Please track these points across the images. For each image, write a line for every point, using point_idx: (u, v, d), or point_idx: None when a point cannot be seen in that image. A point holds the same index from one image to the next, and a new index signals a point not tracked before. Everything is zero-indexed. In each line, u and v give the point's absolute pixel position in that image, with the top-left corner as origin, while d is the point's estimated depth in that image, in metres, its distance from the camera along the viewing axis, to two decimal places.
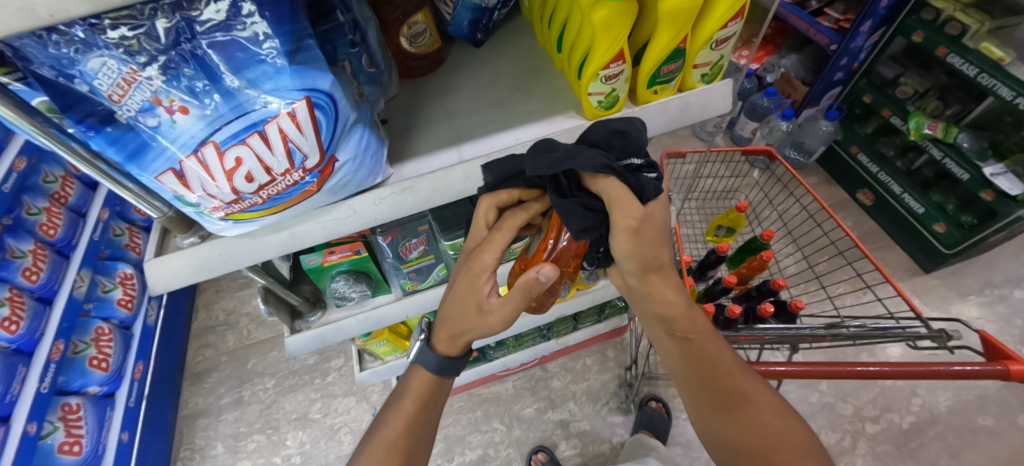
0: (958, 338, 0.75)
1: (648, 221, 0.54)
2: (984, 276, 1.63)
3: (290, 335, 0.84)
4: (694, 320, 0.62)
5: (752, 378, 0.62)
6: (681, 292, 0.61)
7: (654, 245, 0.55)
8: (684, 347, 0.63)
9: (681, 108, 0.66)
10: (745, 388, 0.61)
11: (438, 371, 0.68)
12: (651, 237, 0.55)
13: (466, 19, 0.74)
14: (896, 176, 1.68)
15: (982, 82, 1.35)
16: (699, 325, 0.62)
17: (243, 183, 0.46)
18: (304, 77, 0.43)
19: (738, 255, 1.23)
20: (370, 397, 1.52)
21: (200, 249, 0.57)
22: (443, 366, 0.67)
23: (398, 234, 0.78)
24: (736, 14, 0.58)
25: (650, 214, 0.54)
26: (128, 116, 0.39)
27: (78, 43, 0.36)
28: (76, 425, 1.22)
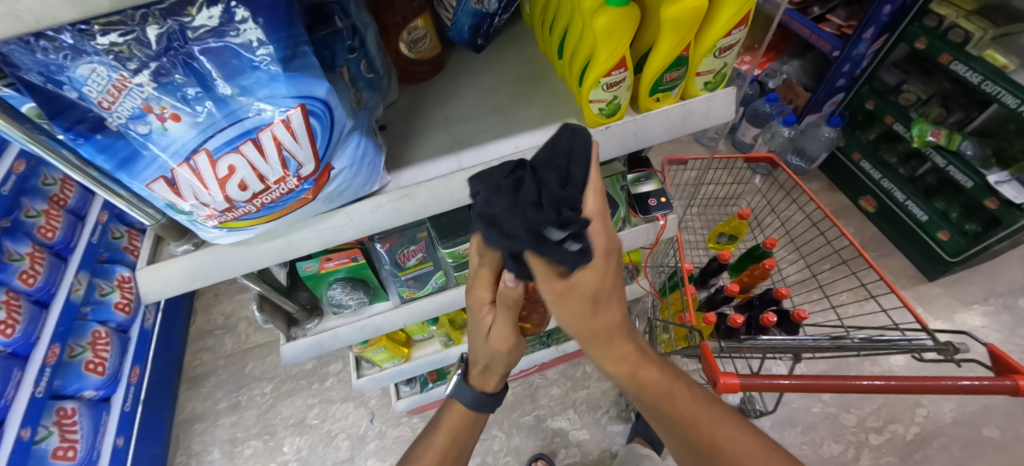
0: (965, 351, 0.74)
1: (574, 292, 0.52)
2: (988, 284, 1.61)
3: (287, 343, 0.83)
4: (640, 382, 0.64)
5: (719, 422, 0.64)
6: (627, 356, 0.62)
7: (585, 312, 0.54)
8: (647, 401, 0.66)
9: (683, 116, 0.65)
10: (715, 435, 0.63)
11: (472, 405, 0.77)
12: (580, 306, 0.54)
13: (466, 24, 0.73)
14: (899, 184, 1.67)
15: (987, 90, 1.34)
16: (651, 381, 0.64)
17: (237, 191, 0.44)
18: (298, 84, 0.42)
19: (740, 263, 1.22)
20: (367, 403, 1.51)
21: (194, 257, 0.56)
22: (478, 401, 0.77)
23: (396, 241, 0.77)
24: (740, 22, 0.57)
25: (577, 284, 0.52)
26: (119, 124, 0.38)
27: (67, 50, 0.35)
28: (70, 430, 1.21)
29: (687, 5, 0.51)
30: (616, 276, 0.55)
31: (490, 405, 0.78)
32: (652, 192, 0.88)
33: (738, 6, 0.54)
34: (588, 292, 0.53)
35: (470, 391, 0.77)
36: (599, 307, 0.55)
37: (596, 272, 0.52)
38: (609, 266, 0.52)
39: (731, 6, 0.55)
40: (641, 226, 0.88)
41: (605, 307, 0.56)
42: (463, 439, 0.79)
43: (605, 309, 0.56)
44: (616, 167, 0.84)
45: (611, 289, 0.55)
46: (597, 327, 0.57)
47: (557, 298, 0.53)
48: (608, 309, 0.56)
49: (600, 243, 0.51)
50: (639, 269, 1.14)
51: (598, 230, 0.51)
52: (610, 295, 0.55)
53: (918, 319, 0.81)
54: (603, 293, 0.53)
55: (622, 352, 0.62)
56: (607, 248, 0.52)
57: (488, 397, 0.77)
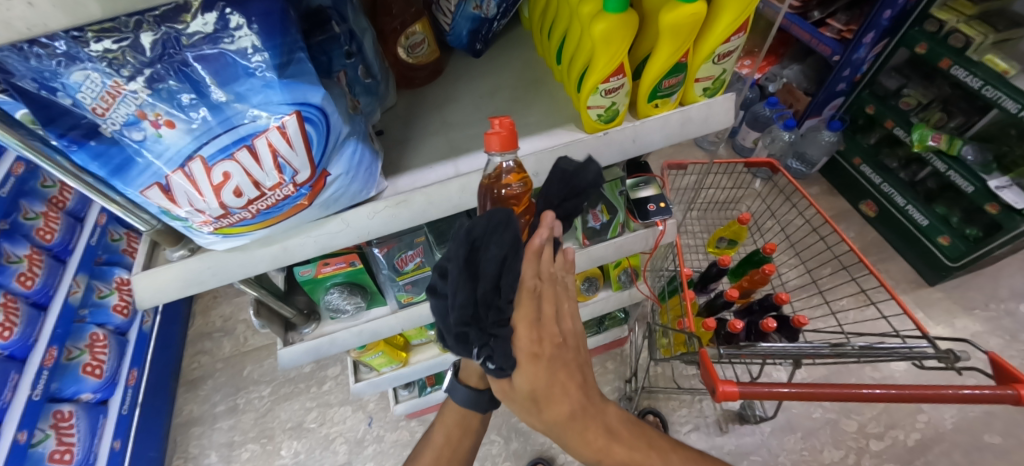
0: (966, 359, 0.74)
1: (515, 389, 0.55)
2: (989, 289, 1.61)
3: (283, 347, 0.82)
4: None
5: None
6: (595, 435, 0.59)
7: (530, 408, 0.55)
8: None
9: (681, 122, 0.65)
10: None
11: (469, 404, 0.77)
12: (524, 404, 0.55)
13: (465, 28, 0.73)
14: (900, 188, 1.67)
15: (987, 95, 1.33)
16: (622, 465, 0.61)
17: (232, 198, 0.44)
18: (294, 91, 0.41)
19: (740, 268, 1.21)
20: (366, 407, 1.50)
21: (189, 263, 0.55)
22: (471, 398, 0.76)
23: (394, 245, 0.78)
24: (739, 28, 0.56)
25: (512, 386, 0.54)
26: (113, 130, 0.38)
27: (60, 57, 0.35)
28: (67, 433, 1.21)
29: (685, 11, 0.51)
30: (553, 373, 0.53)
31: (482, 404, 0.77)
32: (651, 197, 0.88)
33: (737, 12, 0.54)
34: (524, 393, 0.54)
35: (463, 391, 0.76)
36: (540, 403, 0.55)
37: (527, 375, 0.52)
38: (537, 370, 0.52)
39: (730, 13, 0.54)
40: (640, 231, 0.87)
41: (551, 404, 0.55)
42: (459, 439, 0.81)
43: (551, 405, 0.55)
44: (615, 171, 0.84)
45: (549, 387, 0.54)
46: (548, 420, 0.56)
47: (504, 395, 0.57)
48: (554, 403, 0.55)
49: (523, 350, 0.51)
50: (639, 274, 1.13)
51: (522, 337, 0.51)
52: (551, 392, 0.54)
53: (919, 327, 0.80)
54: (540, 389, 0.54)
55: (586, 439, 0.58)
56: (535, 351, 0.52)
57: (479, 395, 0.76)
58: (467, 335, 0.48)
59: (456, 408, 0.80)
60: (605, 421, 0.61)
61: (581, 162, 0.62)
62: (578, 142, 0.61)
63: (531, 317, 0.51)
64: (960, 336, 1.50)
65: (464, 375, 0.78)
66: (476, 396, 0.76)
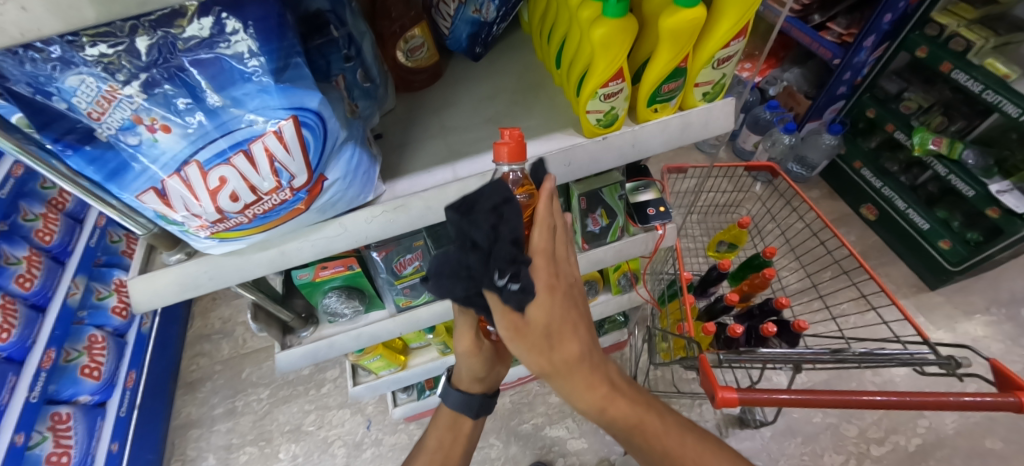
0: (967, 366, 0.73)
1: (528, 327, 0.55)
2: (990, 293, 1.60)
3: (281, 351, 0.82)
4: (609, 415, 0.65)
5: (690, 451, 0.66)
6: (597, 379, 0.63)
7: (543, 346, 0.56)
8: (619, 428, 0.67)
9: (681, 127, 0.64)
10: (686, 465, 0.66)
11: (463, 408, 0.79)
12: (536, 340, 0.56)
13: (464, 32, 0.73)
14: (901, 192, 1.66)
15: (988, 99, 1.33)
16: (621, 416, 0.65)
17: (228, 203, 0.44)
18: (290, 96, 0.41)
19: (740, 272, 1.21)
20: (365, 409, 1.50)
21: (186, 267, 0.55)
22: (462, 401, 0.80)
23: (393, 249, 0.77)
24: (739, 32, 0.56)
25: (529, 319, 0.54)
26: (108, 135, 0.38)
27: (56, 61, 0.35)
28: (64, 435, 1.20)
29: (685, 16, 0.51)
30: (566, 307, 0.58)
31: (472, 407, 0.80)
32: (651, 201, 0.87)
33: (738, 16, 0.54)
34: (540, 328, 0.55)
35: (456, 394, 0.79)
36: (553, 340, 0.57)
37: (543, 306, 0.54)
38: (554, 299, 0.55)
39: (730, 17, 0.54)
40: (640, 235, 0.87)
41: (562, 342, 0.58)
42: (452, 442, 0.80)
43: (562, 343, 0.58)
44: (614, 175, 0.82)
45: (562, 322, 0.57)
46: (557, 362, 0.59)
47: (515, 335, 0.55)
48: (564, 341, 0.58)
49: (541, 280, 0.54)
50: (639, 277, 1.12)
51: (540, 267, 0.54)
52: (563, 328, 0.58)
53: (920, 332, 0.80)
54: (552, 323, 0.56)
55: (588, 385, 0.62)
56: (551, 282, 0.55)
57: (469, 398, 0.79)
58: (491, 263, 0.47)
59: (449, 411, 0.82)
60: (607, 375, 0.66)
61: (580, 167, 0.62)
62: (577, 147, 0.61)
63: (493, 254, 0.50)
64: (961, 341, 1.49)
65: (456, 381, 0.81)
66: (465, 398, 0.79)
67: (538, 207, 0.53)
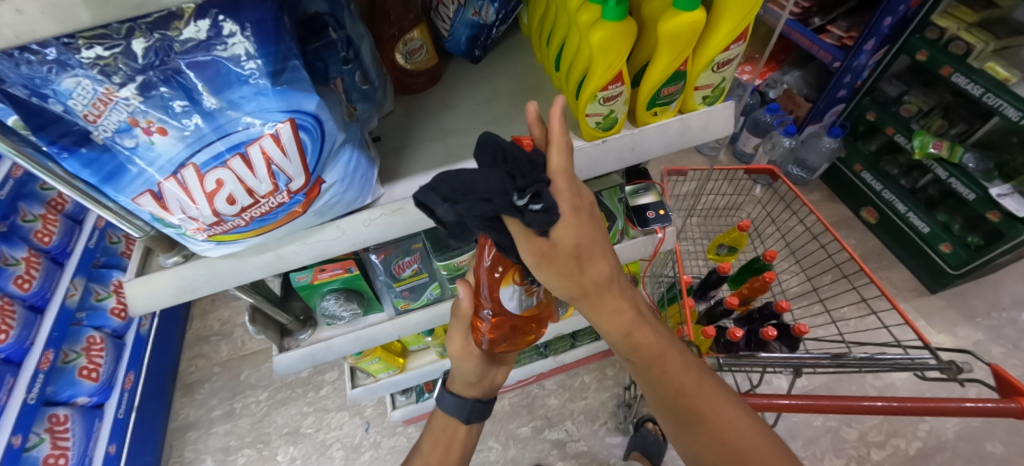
0: (969, 371, 0.73)
1: (555, 252, 0.48)
2: (991, 297, 1.60)
3: (279, 353, 0.81)
4: (633, 341, 0.60)
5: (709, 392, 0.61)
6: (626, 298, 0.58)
7: (572, 269, 0.50)
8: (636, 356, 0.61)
9: (681, 131, 0.64)
10: (699, 404, 0.60)
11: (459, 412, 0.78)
12: (563, 264, 0.49)
13: (464, 35, 0.73)
14: (902, 195, 1.66)
15: (988, 102, 1.33)
16: (645, 343, 0.60)
17: (225, 205, 0.44)
18: (288, 99, 0.41)
19: (740, 275, 1.20)
20: (363, 412, 1.49)
21: (183, 269, 0.55)
22: (457, 405, 0.80)
23: (391, 252, 0.77)
24: (739, 36, 0.56)
25: (556, 242, 0.47)
26: (105, 137, 0.38)
27: (52, 64, 0.34)
28: (62, 437, 1.20)
29: (683, 20, 0.51)
30: (593, 228, 0.50)
31: (464, 412, 0.80)
32: (650, 204, 0.87)
33: (737, 19, 0.54)
34: (569, 249, 0.48)
35: (450, 398, 0.80)
36: (583, 263, 0.50)
37: (571, 227, 0.47)
38: (581, 221, 0.48)
39: (729, 20, 0.54)
40: (640, 238, 0.86)
41: (591, 262, 0.51)
42: (449, 445, 0.81)
43: (591, 265, 0.52)
44: (614, 178, 0.84)
45: (591, 243, 0.50)
46: (585, 285, 0.52)
47: (541, 261, 0.48)
48: (592, 262, 0.51)
49: (566, 202, 0.47)
50: (638, 280, 1.12)
51: (562, 189, 0.47)
52: (592, 249, 0.51)
53: (921, 337, 0.80)
54: (582, 246, 0.49)
55: (614, 307, 0.57)
56: (576, 203, 0.48)
57: (462, 402, 0.79)
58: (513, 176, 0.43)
59: (445, 415, 0.82)
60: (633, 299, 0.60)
61: (579, 171, 0.62)
62: (575, 150, 0.61)
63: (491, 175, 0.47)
64: (962, 344, 1.49)
65: (452, 384, 0.82)
66: (458, 401, 0.80)
67: (556, 128, 0.46)
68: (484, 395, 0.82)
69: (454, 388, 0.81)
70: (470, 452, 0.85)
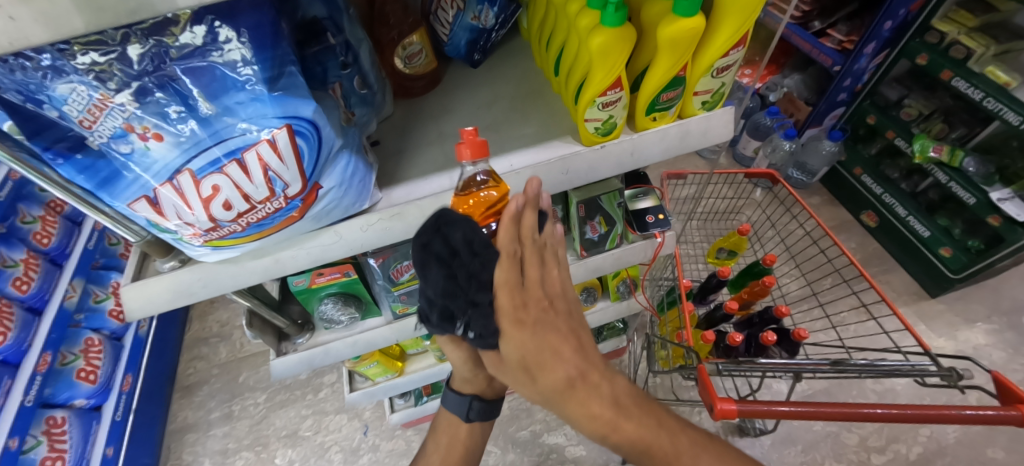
0: (970, 378, 0.72)
1: (506, 362, 0.53)
2: (991, 302, 1.59)
3: (276, 358, 0.81)
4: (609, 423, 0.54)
5: None
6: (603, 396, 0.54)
7: (524, 379, 0.52)
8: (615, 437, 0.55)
9: (680, 135, 0.64)
10: None
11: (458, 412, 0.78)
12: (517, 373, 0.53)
13: (463, 39, 0.73)
14: (902, 199, 1.66)
15: (988, 107, 1.33)
16: (630, 439, 0.54)
17: (221, 211, 0.43)
18: (284, 105, 0.41)
19: (739, 279, 1.20)
20: (362, 415, 1.49)
21: (179, 274, 0.54)
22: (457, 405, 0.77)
23: (389, 256, 0.76)
24: (739, 42, 0.56)
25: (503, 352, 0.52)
26: (100, 143, 0.37)
27: (45, 69, 0.34)
28: (59, 439, 1.20)
29: (683, 25, 0.51)
30: (539, 335, 0.51)
31: (464, 411, 0.77)
32: (649, 208, 0.87)
33: (737, 25, 0.54)
34: (514, 360, 0.52)
35: (452, 396, 0.77)
36: (533, 371, 0.52)
37: (514, 343, 0.50)
38: (523, 336, 0.50)
39: (729, 25, 0.54)
40: (639, 243, 0.87)
41: (542, 369, 0.51)
42: (450, 445, 0.81)
43: (544, 371, 0.51)
44: (613, 183, 0.82)
45: (539, 350, 0.51)
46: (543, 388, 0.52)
47: (498, 364, 0.54)
48: (543, 369, 0.51)
49: (506, 318, 0.50)
50: (638, 284, 1.11)
51: (504, 304, 0.50)
52: (539, 355, 0.51)
53: (921, 343, 0.79)
54: (530, 358, 0.51)
55: (585, 405, 0.53)
56: (519, 317, 0.50)
57: (461, 400, 0.77)
58: (451, 303, 0.51)
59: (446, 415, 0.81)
60: (613, 392, 0.55)
61: (577, 176, 0.62)
62: (574, 155, 0.61)
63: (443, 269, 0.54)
64: (963, 349, 1.48)
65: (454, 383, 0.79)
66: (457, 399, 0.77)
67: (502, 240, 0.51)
68: (485, 393, 0.78)
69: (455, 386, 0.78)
70: (476, 453, 0.84)
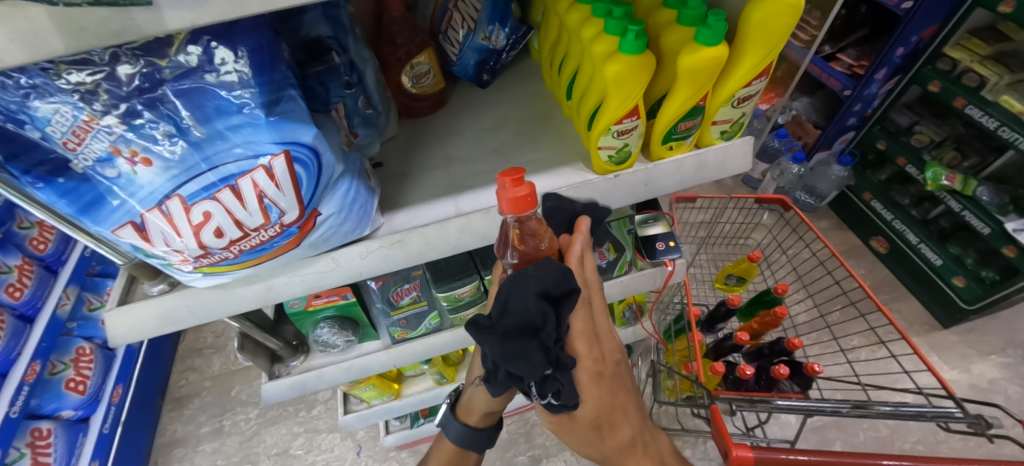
0: (999, 427, 0.68)
1: (610, 419, 0.55)
2: (1006, 334, 1.55)
3: (267, 381, 0.77)
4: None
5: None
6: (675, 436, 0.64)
7: (593, 437, 0.56)
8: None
9: (696, 166, 0.61)
10: None
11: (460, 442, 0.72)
12: (585, 431, 0.56)
13: (472, 59, 0.72)
14: (912, 225, 1.63)
15: (1003, 136, 1.29)
16: None
17: (212, 239, 0.41)
18: (282, 130, 0.39)
19: (750, 308, 1.16)
20: (355, 435, 1.44)
21: (167, 299, 0.51)
22: (465, 436, 0.71)
23: (389, 279, 0.73)
24: (761, 72, 0.54)
25: (577, 416, 0.54)
26: (85, 166, 0.35)
27: (26, 89, 0.32)
28: (43, 452, 1.16)
29: (705, 55, 0.49)
30: (614, 395, 0.55)
31: (479, 442, 0.72)
32: (659, 235, 0.84)
33: (760, 56, 0.51)
34: (587, 421, 0.54)
35: (457, 427, 0.71)
36: (604, 430, 0.56)
37: (592, 401, 0.53)
38: (601, 391, 0.54)
39: (752, 57, 0.52)
40: (648, 270, 0.83)
41: (614, 429, 0.56)
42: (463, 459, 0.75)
43: (614, 430, 0.56)
44: (624, 209, 0.80)
45: (612, 411, 0.55)
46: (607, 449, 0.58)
47: (562, 425, 0.56)
48: (617, 429, 0.56)
49: (586, 371, 0.53)
50: (643, 310, 1.08)
51: (583, 353, 0.52)
52: (615, 420, 0.55)
53: (943, 387, 0.75)
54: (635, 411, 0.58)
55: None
56: (597, 371, 0.53)
57: (476, 433, 0.71)
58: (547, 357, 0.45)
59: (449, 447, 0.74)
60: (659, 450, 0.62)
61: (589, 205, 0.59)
62: (586, 184, 0.58)
63: (591, 328, 0.53)
64: (977, 383, 1.44)
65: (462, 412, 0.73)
66: (473, 434, 0.71)
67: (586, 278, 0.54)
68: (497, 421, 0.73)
69: (459, 413, 0.73)
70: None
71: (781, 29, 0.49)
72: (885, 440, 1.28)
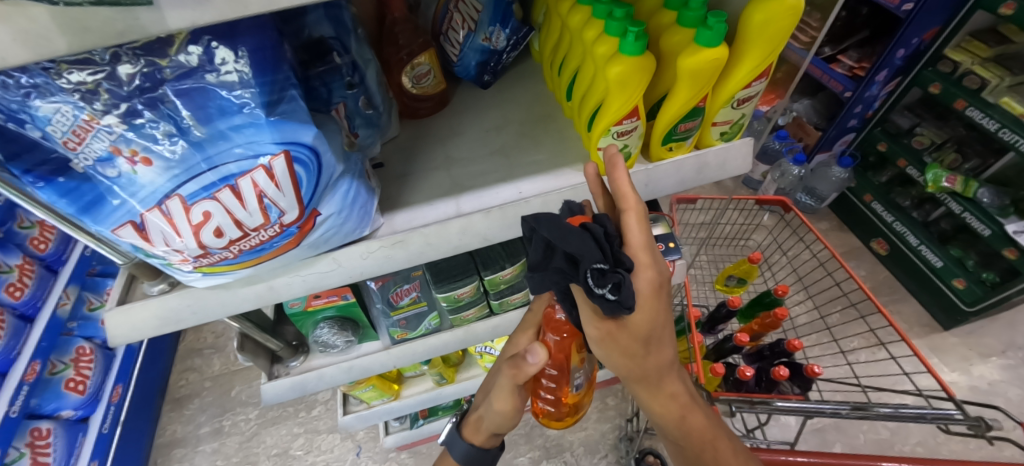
0: (999, 428, 0.68)
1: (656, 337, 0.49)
2: (1007, 336, 1.55)
3: (267, 382, 0.77)
4: (687, 428, 0.57)
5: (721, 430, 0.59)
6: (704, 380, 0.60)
7: (637, 352, 0.49)
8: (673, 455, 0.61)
9: (697, 167, 0.61)
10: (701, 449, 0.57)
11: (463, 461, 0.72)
12: (632, 347, 0.48)
13: (473, 60, 0.72)
14: (913, 227, 1.62)
15: (1005, 138, 1.29)
16: (698, 428, 0.57)
17: (212, 238, 0.41)
18: (282, 130, 0.39)
19: (750, 309, 1.16)
20: (355, 435, 1.44)
21: (167, 299, 0.51)
22: (469, 454, 0.72)
23: (389, 280, 0.73)
24: (761, 74, 0.54)
25: (629, 323, 0.46)
26: (85, 166, 0.35)
27: (27, 88, 0.32)
28: (43, 452, 1.16)
29: (705, 56, 0.49)
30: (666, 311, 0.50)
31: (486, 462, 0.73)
32: (660, 236, 0.84)
33: (761, 57, 0.51)
34: (640, 333, 0.47)
35: (462, 444, 0.72)
36: (650, 347, 0.49)
37: (648, 312, 0.46)
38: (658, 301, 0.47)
39: (753, 58, 0.52)
40: None
41: (658, 347, 0.50)
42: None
43: (657, 349, 0.51)
44: None
45: (662, 327, 0.49)
46: (647, 369, 0.51)
47: (605, 338, 0.48)
48: (660, 349, 0.51)
49: (646, 281, 0.46)
50: None
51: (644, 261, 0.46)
52: (661, 335, 0.50)
53: (943, 388, 0.75)
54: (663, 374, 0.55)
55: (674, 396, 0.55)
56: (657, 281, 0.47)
57: (479, 452, 0.72)
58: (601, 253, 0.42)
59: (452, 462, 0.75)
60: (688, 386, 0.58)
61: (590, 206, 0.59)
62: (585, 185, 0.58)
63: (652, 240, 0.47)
64: (978, 385, 1.43)
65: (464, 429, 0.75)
66: (480, 454, 0.72)
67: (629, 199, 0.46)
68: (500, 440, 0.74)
69: (464, 432, 0.74)
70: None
71: (782, 30, 0.49)
72: (886, 442, 1.28)
